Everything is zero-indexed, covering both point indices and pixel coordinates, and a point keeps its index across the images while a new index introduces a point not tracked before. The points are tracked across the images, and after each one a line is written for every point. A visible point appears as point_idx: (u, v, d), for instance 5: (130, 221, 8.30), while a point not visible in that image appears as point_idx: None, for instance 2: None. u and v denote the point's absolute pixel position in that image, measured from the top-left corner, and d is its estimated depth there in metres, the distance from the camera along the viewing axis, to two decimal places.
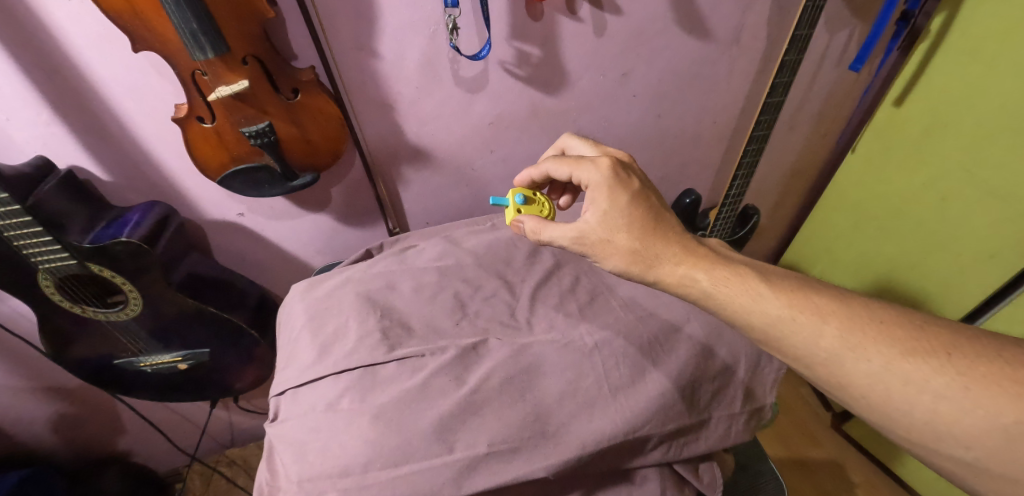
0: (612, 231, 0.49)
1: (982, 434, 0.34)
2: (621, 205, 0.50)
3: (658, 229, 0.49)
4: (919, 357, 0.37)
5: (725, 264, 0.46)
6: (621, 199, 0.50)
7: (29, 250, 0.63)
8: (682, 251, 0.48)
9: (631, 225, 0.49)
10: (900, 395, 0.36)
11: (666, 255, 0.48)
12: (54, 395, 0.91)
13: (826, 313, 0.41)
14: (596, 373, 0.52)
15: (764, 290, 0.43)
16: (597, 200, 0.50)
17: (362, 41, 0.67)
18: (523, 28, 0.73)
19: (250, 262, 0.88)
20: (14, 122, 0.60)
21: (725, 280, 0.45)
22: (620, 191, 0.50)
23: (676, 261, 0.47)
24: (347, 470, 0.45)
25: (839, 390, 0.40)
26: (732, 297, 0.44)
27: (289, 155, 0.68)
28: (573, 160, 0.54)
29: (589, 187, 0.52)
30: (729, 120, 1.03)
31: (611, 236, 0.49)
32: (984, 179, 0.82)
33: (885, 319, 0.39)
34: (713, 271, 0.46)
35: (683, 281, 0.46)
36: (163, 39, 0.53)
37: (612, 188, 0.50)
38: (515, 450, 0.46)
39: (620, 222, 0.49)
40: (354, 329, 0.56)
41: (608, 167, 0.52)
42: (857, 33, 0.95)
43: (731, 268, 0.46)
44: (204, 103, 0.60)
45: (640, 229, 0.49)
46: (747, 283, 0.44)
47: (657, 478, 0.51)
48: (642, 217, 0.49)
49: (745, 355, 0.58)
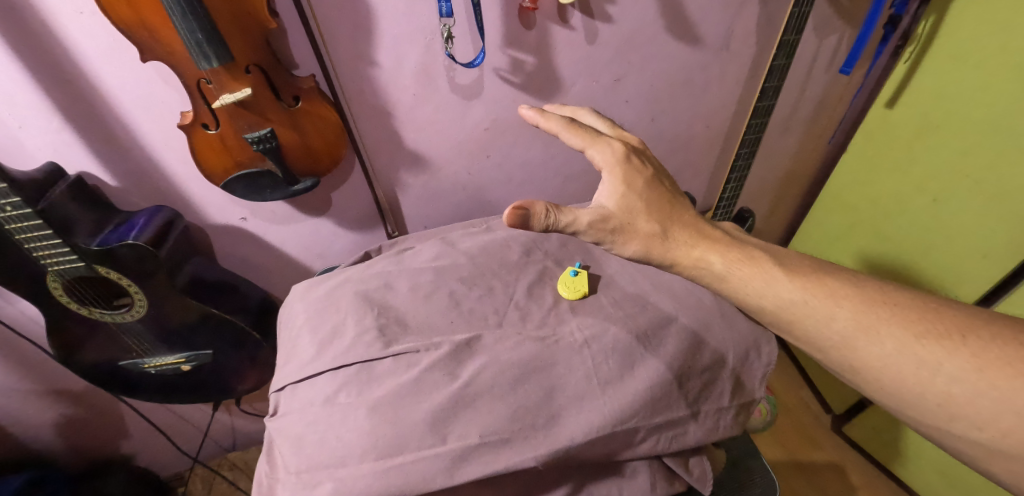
0: (632, 214, 0.49)
1: (995, 415, 0.37)
2: (639, 189, 0.50)
3: (674, 214, 0.51)
4: (932, 339, 0.40)
5: (738, 247, 0.49)
6: (637, 183, 0.50)
7: (39, 253, 0.66)
8: (696, 235, 0.50)
9: (650, 209, 0.50)
10: (913, 377, 0.40)
11: (682, 238, 0.49)
12: (60, 398, 0.93)
13: (839, 296, 0.44)
14: (585, 368, 0.53)
15: (778, 274, 0.46)
16: (615, 183, 0.50)
17: (360, 49, 0.69)
18: (516, 36, 0.75)
19: (252, 266, 0.90)
20: (27, 129, 0.62)
21: (739, 263, 0.48)
22: (636, 175, 0.51)
23: (692, 243, 0.49)
24: (343, 461, 0.47)
25: (850, 372, 0.44)
26: (745, 279, 0.47)
27: (289, 161, 0.71)
28: (590, 137, 0.53)
29: (604, 169, 0.51)
30: (721, 125, 1.05)
31: (632, 219, 0.49)
32: (974, 179, 0.84)
33: (900, 303, 0.43)
34: (726, 253, 0.48)
35: (698, 263, 0.48)
36: (170, 49, 0.56)
37: (629, 173, 0.51)
38: (505, 441, 0.47)
39: (637, 206, 0.49)
40: (351, 326, 0.57)
41: (623, 150, 0.52)
42: (846, 38, 0.97)
43: (743, 251, 0.48)
44: (209, 110, 0.63)
45: (658, 213, 0.50)
46: (760, 266, 0.47)
47: (646, 471, 0.52)
48: (658, 202, 0.50)
49: (733, 349, 0.60)
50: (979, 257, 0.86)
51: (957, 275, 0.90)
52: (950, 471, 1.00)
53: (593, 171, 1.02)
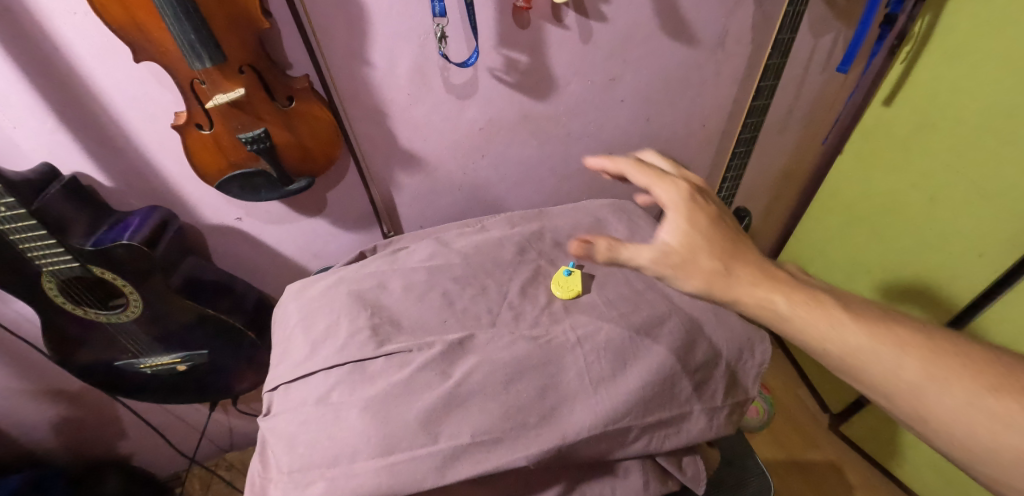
0: (695, 252, 0.46)
1: None
2: (703, 227, 0.47)
3: (734, 251, 0.46)
4: (1017, 401, 0.36)
5: (800, 287, 0.44)
6: (701, 221, 0.47)
7: (34, 253, 0.66)
8: (757, 272, 0.45)
9: (710, 246, 0.46)
10: (994, 439, 0.36)
11: (742, 275, 0.45)
12: (57, 398, 0.93)
13: (910, 345, 0.40)
14: (577, 367, 0.53)
15: (844, 317, 0.42)
16: (679, 221, 0.47)
17: (354, 49, 0.69)
18: (510, 35, 0.75)
19: (247, 266, 0.90)
20: (21, 129, 0.62)
21: (806, 307, 0.43)
22: (699, 213, 0.48)
23: (751, 281, 0.45)
24: (334, 461, 0.47)
25: (921, 427, 0.40)
26: (810, 322, 0.42)
27: (283, 161, 0.71)
28: (656, 174, 0.51)
29: (668, 206, 0.49)
30: (717, 124, 1.05)
31: (693, 257, 0.46)
32: (970, 177, 0.84)
33: (980, 357, 0.39)
34: (788, 294, 0.44)
35: (759, 303, 0.44)
36: (164, 50, 0.56)
37: (692, 211, 0.48)
38: (496, 441, 0.47)
39: (699, 242, 0.46)
40: (345, 326, 0.57)
41: (689, 189, 0.49)
42: (842, 36, 0.97)
43: (807, 291, 0.44)
44: (203, 111, 0.63)
45: (720, 251, 0.46)
46: (826, 309, 0.42)
47: (639, 470, 0.52)
48: (721, 238, 0.47)
49: (725, 348, 0.59)
50: (975, 255, 0.86)
51: (952, 274, 0.90)
52: (948, 470, 1.00)
53: (589, 171, 1.02)
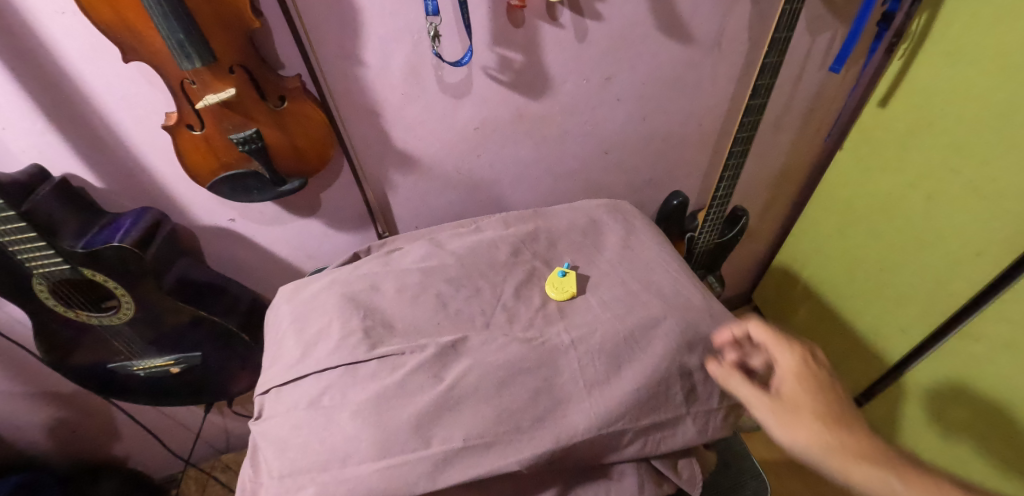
0: (803, 418, 0.46)
1: None
2: (814, 392, 0.48)
3: (847, 424, 0.45)
4: None
5: (920, 472, 0.42)
6: (811, 386, 0.48)
7: (24, 256, 0.65)
8: (871, 449, 0.44)
9: (820, 415, 0.46)
10: None
11: (855, 451, 0.43)
12: (51, 401, 0.92)
13: None
14: (571, 370, 0.52)
15: None
16: (790, 383, 0.49)
17: (346, 49, 0.69)
18: (504, 34, 0.75)
19: (241, 268, 0.90)
20: (11, 130, 0.62)
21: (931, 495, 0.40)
22: (811, 377, 0.49)
23: (866, 459, 0.43)
24: (325, 465, 0.46)
25: None
26: None
27: (276, 162, 0.70)
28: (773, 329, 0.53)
29: (782, 367, 0.50)
30: (714, 123, 1.04)
31: (801, 421, 0.46)
32: (968, 177, 0.83)
33: None
34: (907, 477, 0.41)
35: (876, 484, 0.41)
36: (152, 50, 0.56)
37: (805, 376, 0.49)
38: (489, 445, 0.47)
39: (807, 406, 0.47)
40: (337, 328, 0.57)
41: (806, 350, 0.51)
42: (839, 35, 0.96)
43: (931, 480, 0.41)
44: (193, 111, 0.62)
45: (829, 420, 0.46)
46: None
47: (634, 473, 0.52)
48: (834, 409, 0.46)
49: (722, 350, 0.58)
50: (974, 255, 0.85)
51: (951, 274, 0.90)
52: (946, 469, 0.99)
53: (585, 170, 1.02)
